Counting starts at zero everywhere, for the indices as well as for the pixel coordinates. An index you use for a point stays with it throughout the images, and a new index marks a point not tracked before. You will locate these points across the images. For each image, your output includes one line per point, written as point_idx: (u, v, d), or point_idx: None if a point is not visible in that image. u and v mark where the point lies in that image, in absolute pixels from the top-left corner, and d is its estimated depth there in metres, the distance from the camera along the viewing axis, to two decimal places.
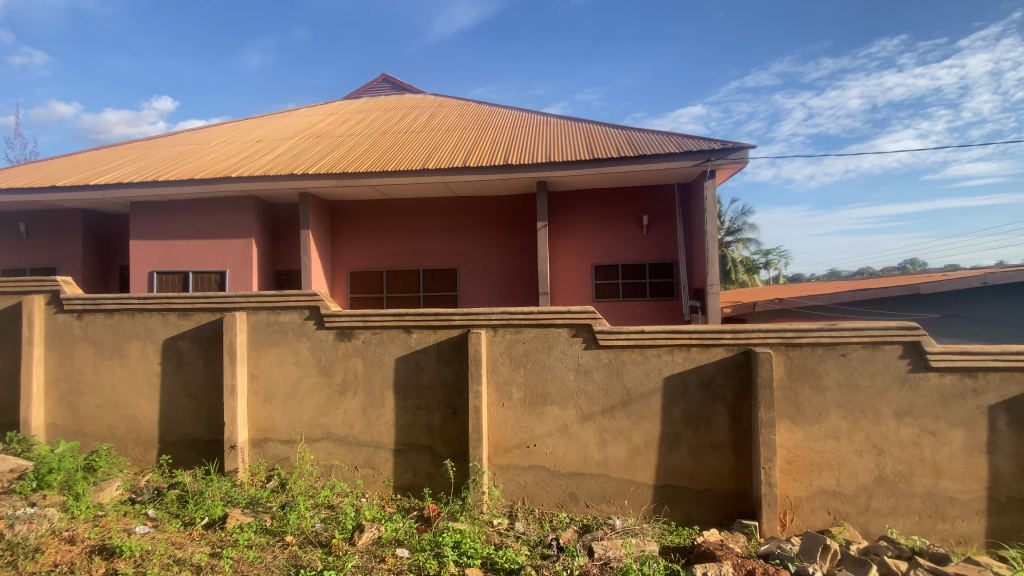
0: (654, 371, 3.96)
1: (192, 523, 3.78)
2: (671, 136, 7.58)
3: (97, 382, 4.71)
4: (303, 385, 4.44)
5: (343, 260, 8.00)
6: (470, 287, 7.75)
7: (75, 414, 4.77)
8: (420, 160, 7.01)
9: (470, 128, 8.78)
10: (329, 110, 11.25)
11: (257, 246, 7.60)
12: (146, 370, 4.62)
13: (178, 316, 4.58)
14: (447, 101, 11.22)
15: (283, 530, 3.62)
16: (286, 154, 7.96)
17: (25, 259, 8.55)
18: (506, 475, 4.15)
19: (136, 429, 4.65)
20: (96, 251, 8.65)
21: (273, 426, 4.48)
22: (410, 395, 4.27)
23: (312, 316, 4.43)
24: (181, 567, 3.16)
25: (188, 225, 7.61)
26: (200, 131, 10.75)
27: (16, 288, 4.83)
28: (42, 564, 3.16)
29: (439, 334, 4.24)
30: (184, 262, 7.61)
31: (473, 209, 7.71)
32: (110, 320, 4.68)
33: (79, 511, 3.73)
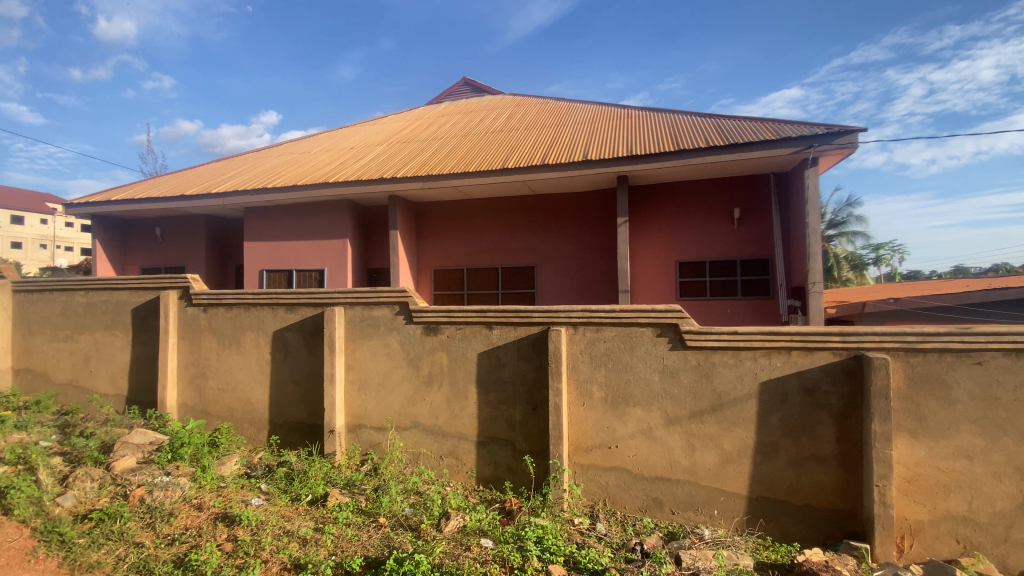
0: (748, 375, 3.72)
1: (299, 499, 4.14)
2: (766, 122, 7.06)
3: (219, 368, 5.30)
4: (393, 376, 4.69)
5: (427, 258, 8.33)
6: (548, 284, 7.73)
7: (201, 396, 5.40)
8: (500, 159, 7.10)
9: (549, 125, 8.77)
10: (413, 116, 11.76)
11: (351, 246, 8.14)
12: (259, 358, 5.13)
13: (285, 310, 5.03)
14: (526, 99, 11.27)
15: (376, 512, 3.85)
16: (376, 159, 8.44)
17: (160, 259, 9.82)
18: (586, 475, 4.11)
19: (250, 411, 5.18)
20: (217, 252, 9.74)
21: (366, 413, 4.78)
22: (492, 390, 4.36)
23: (401, 311, 4.67)
24: (291, 538, 3.47)
25: (292, 228, 8.33)
26: (301, 141, 11.72)
27: (155, 284, 5.57)
28: (176, 527, 3.61)
29: (519, 331, 4.29)
30: (289, 261, 8.33)
31: (552, 206, 7.69)
32: (229, 313, 5.25)
33: (206, 481, 4.22)
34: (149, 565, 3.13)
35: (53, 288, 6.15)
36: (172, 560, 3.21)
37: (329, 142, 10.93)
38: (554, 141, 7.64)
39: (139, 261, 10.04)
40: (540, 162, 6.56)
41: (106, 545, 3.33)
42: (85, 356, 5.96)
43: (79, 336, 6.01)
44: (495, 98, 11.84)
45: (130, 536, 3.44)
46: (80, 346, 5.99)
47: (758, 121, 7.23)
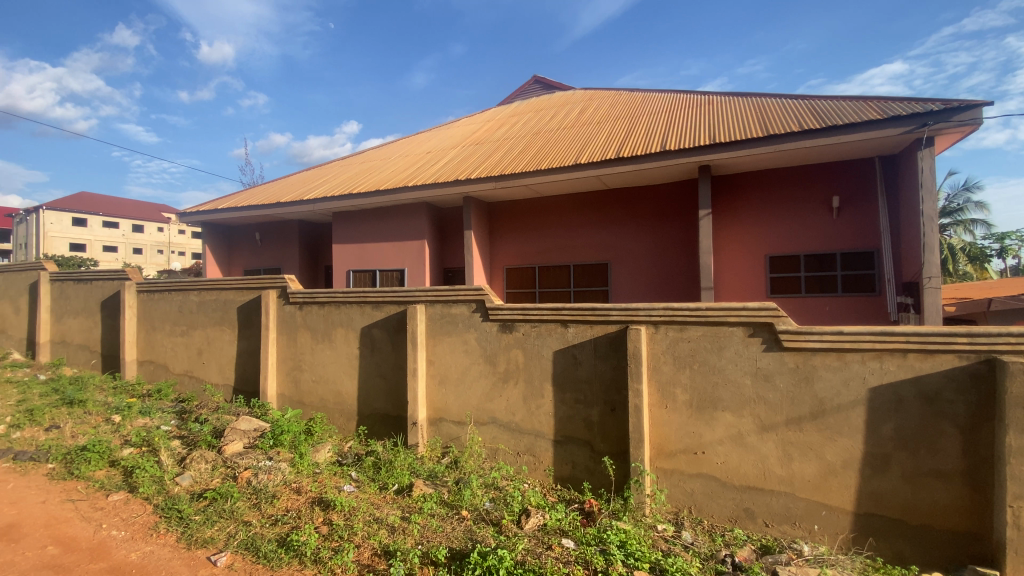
0: (854, 379, 3.38)
1: (386, 487, 4.34)
2: (869, 100, 6.40)
3: (312, 361, 5.69)
4: (471, 372, 4.78)
5: (500, 256, 8.42)
6: (623, 282, 7.52)
7: (297, 387, 5.82)
8: (573, 155, 7.01)
9: (623, 117, 8.53)
10: (486, 117, 11.92)
11: (429, 246, 8.42)
12: (348, 353, 5.44)
13: (371, 308, 5.30)
14: (598, 93, 11.05)
15: (459, 505, 3.94)
16: (451, 161, 8.66)
17: (260, 261, 10.73)
18: (670, 480, 3.94)
19: (341, 402, 5.51)
20: (308, 253, 10.48)
21: (446, 408, 4.91)
22: (569, 389, 4.30)
23: (479, 309, 4.75)
24: (380, 525, 3.64)
25: (374, 230, 8.77)
26: (381, 147, 12.30)
27: (258, 284, 6.08)
28: (279, 508, 3.91)
29: (596, 330, 4.20)
30: (372, 261, 8.77)
31: (627, 201, 7.47)
32: (321, 310, 5.62)
33: (304, 466, 4.54)
34: (256, 543, 3.40)
35: (173, 288, 6.90)
36: (276, 539, 3.47)
37: (407, 147, 11.37)
38: (629, 133, 7.41)
39: (243, 263, 11.03)
40: (615, 156, 6.39)
41: (219, 522, 3.67)
42: (199, 349, 6.63)
43: (194, 331, 6.70)
44: (566, 94, 11.72)
45: (239, 515, 3.76)
46: (195, 340, 6.68)
47: (859, 100, 6.57)
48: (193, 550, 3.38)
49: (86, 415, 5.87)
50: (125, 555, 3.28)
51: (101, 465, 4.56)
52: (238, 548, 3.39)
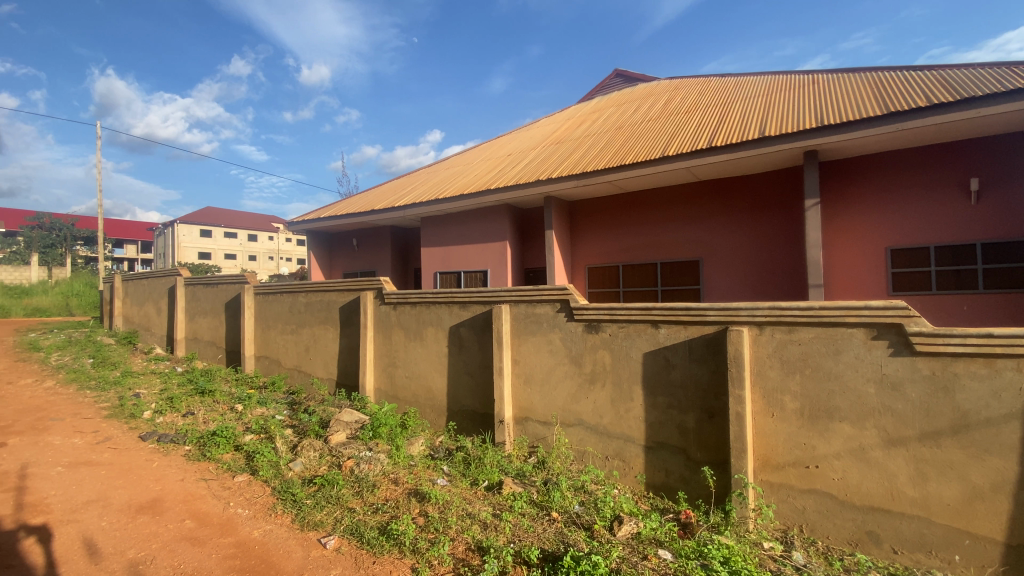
0: (1008, 390, 2.88)
1: (477, 483, 4.43)
2: (1018, 64, 5.48)
3: (405, 359, 5.96)
4: (557, 372, 4.74)
5: (583, 255, 8.30)
6: (716, 280, 7.08)
7: (392, 383, 6.13)
8: (659, 147, 6.72)
9: (714, 105, 8.04)
10: (566, 116, 11.80)
11: (511, 246, 8.51)
12: (438, 351, 5.64)
13: (459, 308, 5.45)
14: (685, 82, 10.52)
15: (548, 506, 3.92)
16: (533, 161, 8.69)
17: (357, 265, 11.50)
18: (778, 494, 3.62)
19: (432, 398, 5.72)
20: (399, 256, 11.04)
21: (532, 407, 4.91)
22: (661, 393, 4.12)
23: (563, 309, 4.69)
24: (473, 520, 3.71)
25: (459, 232, 9.03)
26: (464, 152, 12.66)
27: (356, 286, 6.51)
28: (379, 497, 4.13)
29: (691, 331, 3.97)
30: (457, 263, 9.03)
31: (720, 194, 7.04)
32: (413, 310, 5.88)
33: (400, 458, 4.76)
34: (359, 530, 3.62)
35: (284, 291, 7.59)
36: (377, 526, 3.67)
37: (488, 151, 11.58)
38: (721, 121, 6.97)
39: (342, 267, 11.89)
40: (706, 146, 6.04)
41: (326, 506, 3.96)
42: (306, 346, 7.22)
43: (301, 329, 7.31)
44: (650, 86, 11.27)
45: (344, 502, 4.02)
46: (303, 337, 7.28)
47: (1004, 65, 5.65)
48: (305, 532, 3.66)
49: (215, 403, 6.62)
50: (249, 532, 3.63)
51: (228, 449, 5.10)
52: (344, 533, 3.62)
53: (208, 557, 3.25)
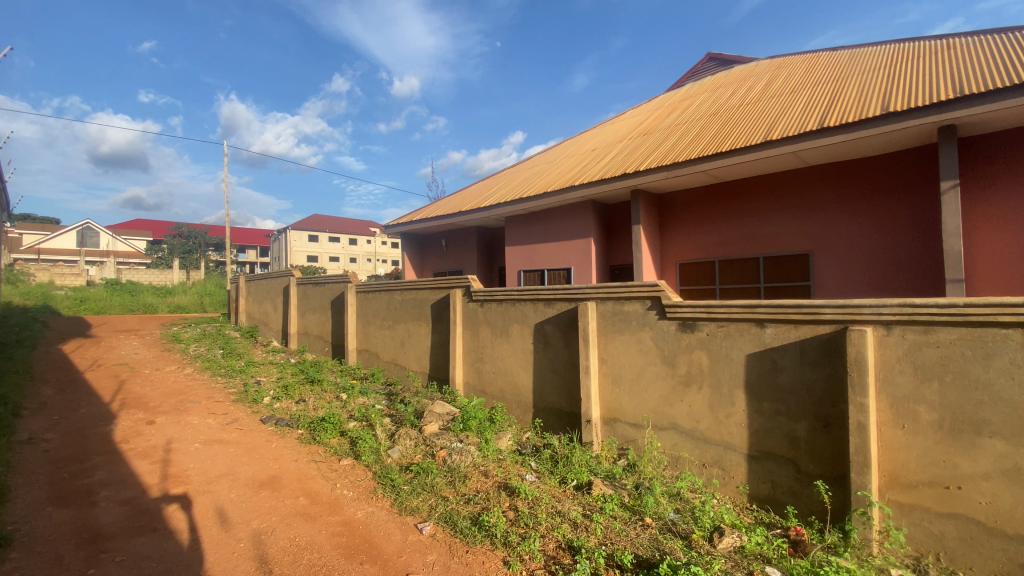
0: None
1: (566, 482, 4.38)
2: None
3: (492, 355, 6.06)
4: (648, 373, 4.55)
5: (674, 251, 7.92)
6: (827, 275, 6.42)
7: (480, 377, 6.26)
8: (760, 132, 6.22)
9: (824, 82, 7.29)
10: (653, 106, 11.33)
11: (596, 243, 8.35)
12: (524, 348, 5.66)
13: (544, 305, 5.45)
14: (788, 60, 9.65)
15: (641, 510, 3.78)
16: (620, 155, 8.45)
17: (446, 264, 11.94)
18: (909, 518, 3.17)
19: (518, 394, 5.75)
20: (485, 255, 11.29)
21: (622, 409, 4.76)
22: (766, 398, 3.81)
23: (654, 306, 4.51)
24: (564, 519, 3.68)
25: (544, 230, 9.02)
26: (548, 150, 12.65)
27: (445, 284, 6.75)
28: (470, 487, 4.23)
29: (801, 331, 3.62)
30: (541, 261, 9.04)
31: (833, 178, 6.37)
32: (499, 307, 5.97)
33: (490, 452, 4.84)
34: (453, 518, 3.74)
35: (381, 289, 8.09)
36: (470, 516, 3.77)
37: (572, 148, 11.46)
38: (834, 99, 6.30)
39: (432, 266, 12.41)
40: (816, 127, 5.48)
41: (422, 494, 4.13)
42: (402, 340, 7.62)
43: (397, 325, 7.73)
44: (747, 67, 10.47)
45: (438, 490, 4.18)
46: (398, 333, 7.70)
47: None
48: (403, 516, 3.85)
49: (323, 392, 7.21)
50: (354, 512, 3.90)
51: (334, 434, 5.52)
52: (439, 520, 3.76)
53: (318, 533, 3.53)
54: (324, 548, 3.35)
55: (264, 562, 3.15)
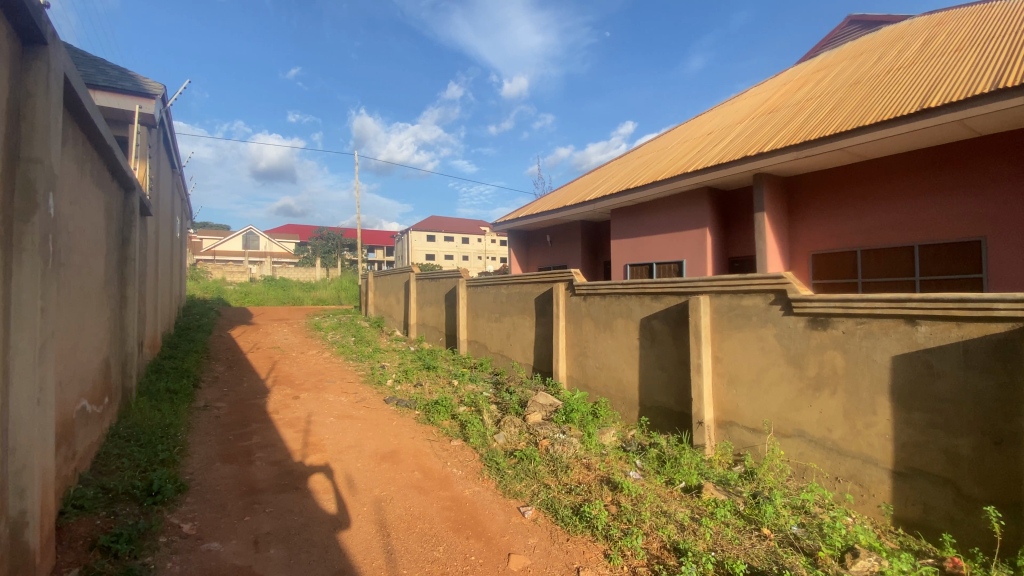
0: None
1: (673, 483, 4.20)
2: None
3: (596, 349, 5.98)
4: (770, 374, 4.18)
5: (804, 240, 7.14)
6: (1008, 265, 5.33)
7: (583, 371, 6.20)
8: (915, 100, 5.36)
9: (1005, 33, 6.04)
10: (779, 82, 10.25)
11: (711, 234, 7.82)
12: (629, 343, 5.52)
13: (651, 299, 5.27)
14: (955, 12, 8.15)
15: (757, 520, 3.49)
16: (739, 137, 7.82)
17: (551, 259, 12.04)
18: None
19: (623, 390, 5.60)
20: (590, 249, 11.17)
21: (738, 411, 4.43)
22: (918, 408, 3.29)
23: (778, 301, 4.13)
24: (669, 519, 3.53)
25: (653, 222, 8.67)
26: (659, 138, 12.12)
27: (549, 278, 6.83)
28: (572, 478, 4.24)
29: (967, 330, 3.07)
30: (650, 254, 8.71)
31: (1020, 147, 5.24)
32: (603, 301, 5.89)
33: (593, 446, 4.80)
34: (555, 505, 3.78)
35: (488, 283, 8.41)
36: (571, 506, 3.78)
37: (684, 134, 10.81)
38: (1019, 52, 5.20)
39: (537, 261, 12.59)
40: (992, 88, 4.58)
41: (526, 479, 4.24)
42: (508, 333, 7.85)
43: (503, 318, 7.98)
44: (899, 27, 9.03)
45: (541, 477, 4.26)
46: (505, 325, 7.94)
47: None
48: (508, 499, 3.99)
49: (436, 377, 7.73)
50: (462, 490, 4.13)
51: (446, 416, 5.88)
52: (541, 506, 3.82)
53: (429, 505, 3.80)
54: (434, 519, 3.60)
55: (383, 526, 3.47)
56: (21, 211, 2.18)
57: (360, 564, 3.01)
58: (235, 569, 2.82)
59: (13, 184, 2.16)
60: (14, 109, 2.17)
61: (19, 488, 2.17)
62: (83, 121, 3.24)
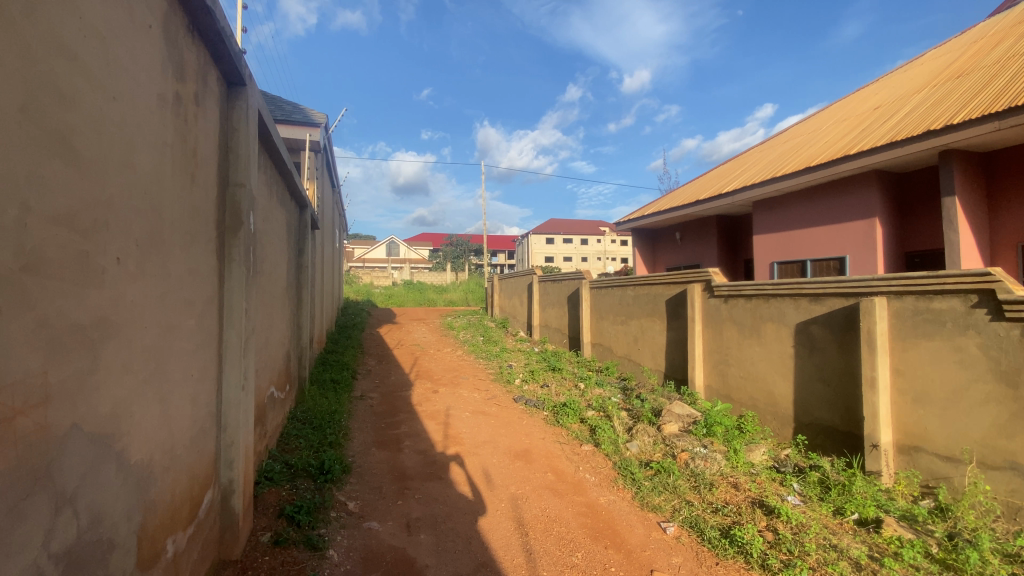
0: None
1: (842, 513, 3.62)
2: None
3: (740, 356, 5.43)
4: (974, 393, 3.41)
5: (1014, 228, 5.73)
6: None
7: (724, 381, 5.66)
8: None
9: None
10: (975, 36, 8.35)
11: (882, 225, 6.67)
12: (782, 351, 4.92)
13: (809, 301, 4.65)
14: None
15: (962, 571, 2.85)
16: (919, 109, 6.57)
17: (682, 258, 11.32)
18: None
19: (774, 404, 4.99)
20: (728, 247, 10.27)
21: (928, 435, 3.66)
22: None
23: (985, 304, 3.36)
24: (841, 555, 3.06)
25: (805, 214, 7.67)
26: (808, 119, 10.72)
27: (684, 279, 6.40)
28: (718, 497, 3.89)
29: None
30: (803, 251, 7.72)
31: None
32: (748, 304, 5.34)
33: (739, 464, 4.34)
34: (700, 524, 3.50)
35: (615, 284, 8.16)
36: (719, 527, 3.46)
37: (842, 111, 9.38)
38: None
39: (666, 261, 11.92)
40: None
41: (664, 493, 4.00)
42: (636, 336, 7.52)
43: (631, 321, 7.68)
44: None
45: (682, 492, 3.98)
46: (632, 328, 7.62)
47: None
48: (645, 511, 3.80)
49: (563, 379, 7.71)
50: (596, 496, 4.03)
51: (574, 420, 5.82)
52: (683, 524, 3.57)
53: (565, 509, 3.78)
54: (571, 524, 3.56)
55: (521, 524, 3.52)
56: (230, 228, 2.63)
57: (501, 560, 3.09)
58: (391, 548, 3.07)
59: (225, 206, 2.61)
60: (225, 143, 2.62)
61: (229, 460, 2.61)
62: (271, 150, 3.82)
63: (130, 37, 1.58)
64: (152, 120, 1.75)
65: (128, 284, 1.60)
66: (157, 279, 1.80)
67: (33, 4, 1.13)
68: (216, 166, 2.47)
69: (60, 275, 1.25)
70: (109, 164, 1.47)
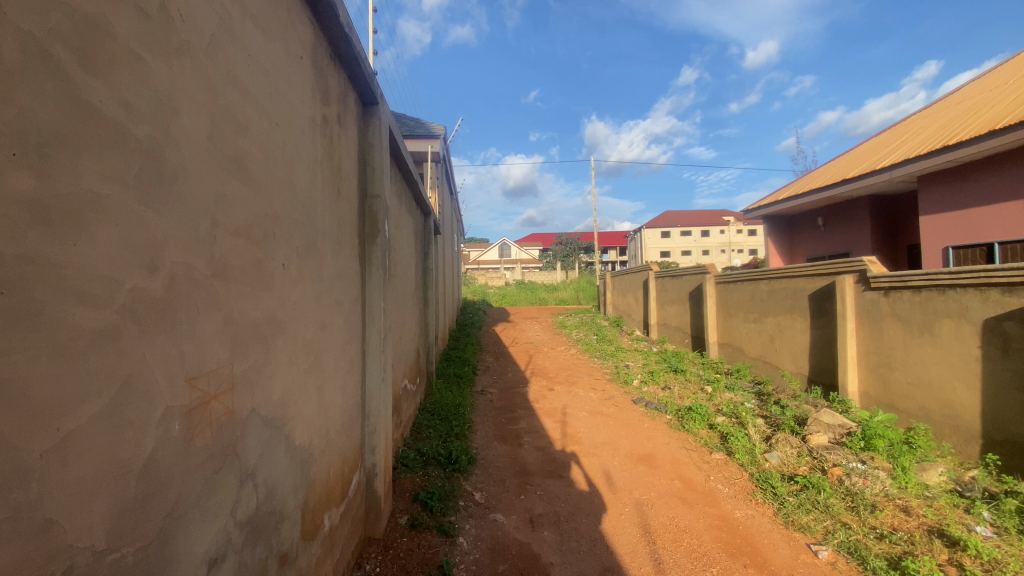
0: None
1: None
2: None
3: (907, 359, 4.63)
4: None
5: None
6: None
7: (886, 387, 4.87)
8: None
9: None
10: None
11: None
12: (964, 354, 4.09)
13: (1002, 293, 3.82)
14: None
15: None
16: None
17: (826, 247, 10.02)
18: None
19: (953, 416, 4.16)
20: (885, 232, 8.86)
21: None
22: None
23: None
24: None
25: (990, 187, 6.32)
26: (992, 71, 8.82)
27: (831, 270, 5.65)
28: (882, 522, 3.35)
29: None
30: (987, 231, 6.36)
31: None
32: (917, 298, 4.54)
33: (908, 484, 3.71)
34: (861, 551, 3.04)
35: (747, 279, 7.48)
36: (887, 557, 2.98)
37: None
38: None
39: (805, 251, 10.65)
40: None
41: (813, 512, 3.55)
42: (772, 336, 6.82)
43: (766, 318, 6.98)
44: None
45: (836, 513, 3.50)
46: (767, 327, 6.92)
47: None
48: (791, 531, 3.42)
49: (687, 381, 7.26)
50: (731, 509, 3.72)
51: (702, 425, 5.44)
52: (839, 548, 3.14)
53: (696, 520, 3.54)
54: (703, 537, 3.33)
55: (647, 532, 3.38)
56: (370, 235, 2.89)
57: (627, 566, 2.98)
58: (516, 542, 3.13)
59: (365, 215, 2.87)
60: (363, 158, 2.87)
61: (372, 445, 2.86)
62: (400, 162, 4.12)
63: (287, 69, 1.78)
64: (306, 141, 1.96)
65: (292, 286, 1.82)
66: (313, 282, 2.02)
67: (214, 46, 1.32)
68: (356, 179, 2.72)
69: (241, 281, 1.45)
70: (275, 181, 1.68)
